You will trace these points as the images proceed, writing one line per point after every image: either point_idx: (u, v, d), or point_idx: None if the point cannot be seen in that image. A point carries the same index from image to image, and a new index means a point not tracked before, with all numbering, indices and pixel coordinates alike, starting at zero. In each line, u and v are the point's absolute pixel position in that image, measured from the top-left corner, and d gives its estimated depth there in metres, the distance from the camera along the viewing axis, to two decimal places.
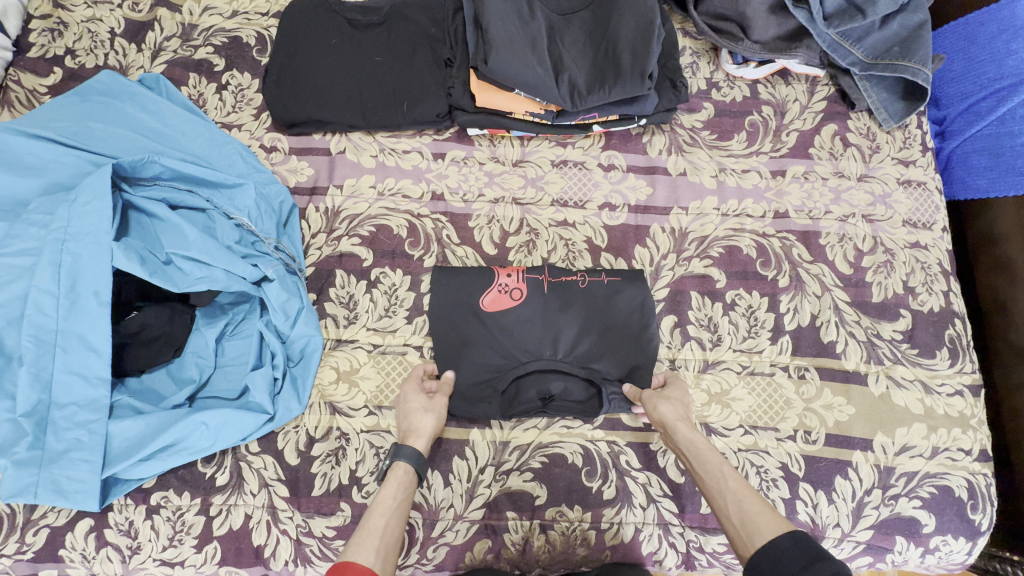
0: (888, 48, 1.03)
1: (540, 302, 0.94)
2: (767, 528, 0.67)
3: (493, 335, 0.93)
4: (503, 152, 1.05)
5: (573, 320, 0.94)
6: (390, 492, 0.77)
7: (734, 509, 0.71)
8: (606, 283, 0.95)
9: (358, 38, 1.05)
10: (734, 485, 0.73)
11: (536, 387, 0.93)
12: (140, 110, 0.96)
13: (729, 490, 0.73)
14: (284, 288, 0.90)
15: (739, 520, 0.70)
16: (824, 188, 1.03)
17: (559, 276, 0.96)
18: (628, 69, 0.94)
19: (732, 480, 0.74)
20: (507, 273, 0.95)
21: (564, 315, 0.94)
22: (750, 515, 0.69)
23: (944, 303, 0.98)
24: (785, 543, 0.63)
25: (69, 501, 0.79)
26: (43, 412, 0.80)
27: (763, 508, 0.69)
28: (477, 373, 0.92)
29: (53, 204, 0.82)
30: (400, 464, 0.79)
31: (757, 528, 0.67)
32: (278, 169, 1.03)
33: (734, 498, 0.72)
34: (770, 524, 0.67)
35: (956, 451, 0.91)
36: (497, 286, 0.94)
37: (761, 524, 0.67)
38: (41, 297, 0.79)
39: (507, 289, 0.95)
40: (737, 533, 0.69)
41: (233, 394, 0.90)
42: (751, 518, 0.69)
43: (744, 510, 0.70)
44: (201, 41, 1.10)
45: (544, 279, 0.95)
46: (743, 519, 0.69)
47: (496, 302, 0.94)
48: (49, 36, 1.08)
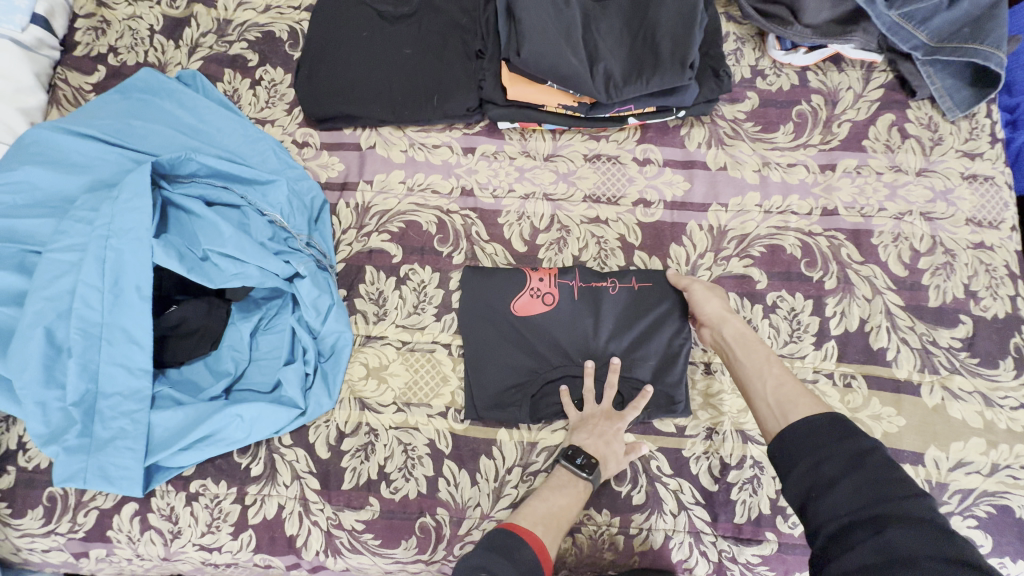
0: (957, 30, 0.94)
1: (572, 307, 0.92)
2: (803, 407, 0.70)
3: (523, 339, 0.92)
4: (534, 146, 1.03)
5: (604, 327, 0.92)
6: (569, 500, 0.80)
7: (772, 392, 0.74)
8: (638, 290, 0.93)
9: (389, 30, 1.03)
10: (775, 373, 0.76)
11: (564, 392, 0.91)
12: (178, 107, 0.98)
13: (770, 378, 0.76)
14: (315, 284, 0.91)
15: (776, 401, 0.73)
16: (878, 183, 0.96)
17: (591, 282, 0.93)
18: (668, 58, 0.89)
19: (774, 369, 0.77)
20: (539, 277, 0.94)
21: (595, 321, 0.92)
22: (787, 396, 0.72)
23: (1010, 309, 0.90)
24: (818, 420, 0.65)
25: (115, 486, 0.83)
26: (90, 401, 0.84)
27: (800, 392, 0.72)
28: (506, 378, 0.91)
29: (98, 201, 0.84)
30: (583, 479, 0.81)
31: (793, 407, 0.70)
32: (310, 164, 1.03)
33: (772, 383, 0.75)
34: (806, 405, 0.70)
35: (1018, 469, 0.84)
36: (529, 289, 0.93)
37: (797, 404, 0.70)
38: (88, 291, 0.82)
39: (540, 293, 0.93)
40: (772, 413, 0.72)
41: (268, 387, 0.91)
42: (788, 401, 0.71)
43: (780, 394, 0.73)
44: (236, 37, 1.11)
45: (577, 284, 0.93)
46: (779, 400, 0.72)
47: (528, 305, 0.92)
48: (93, 35, 1.11)
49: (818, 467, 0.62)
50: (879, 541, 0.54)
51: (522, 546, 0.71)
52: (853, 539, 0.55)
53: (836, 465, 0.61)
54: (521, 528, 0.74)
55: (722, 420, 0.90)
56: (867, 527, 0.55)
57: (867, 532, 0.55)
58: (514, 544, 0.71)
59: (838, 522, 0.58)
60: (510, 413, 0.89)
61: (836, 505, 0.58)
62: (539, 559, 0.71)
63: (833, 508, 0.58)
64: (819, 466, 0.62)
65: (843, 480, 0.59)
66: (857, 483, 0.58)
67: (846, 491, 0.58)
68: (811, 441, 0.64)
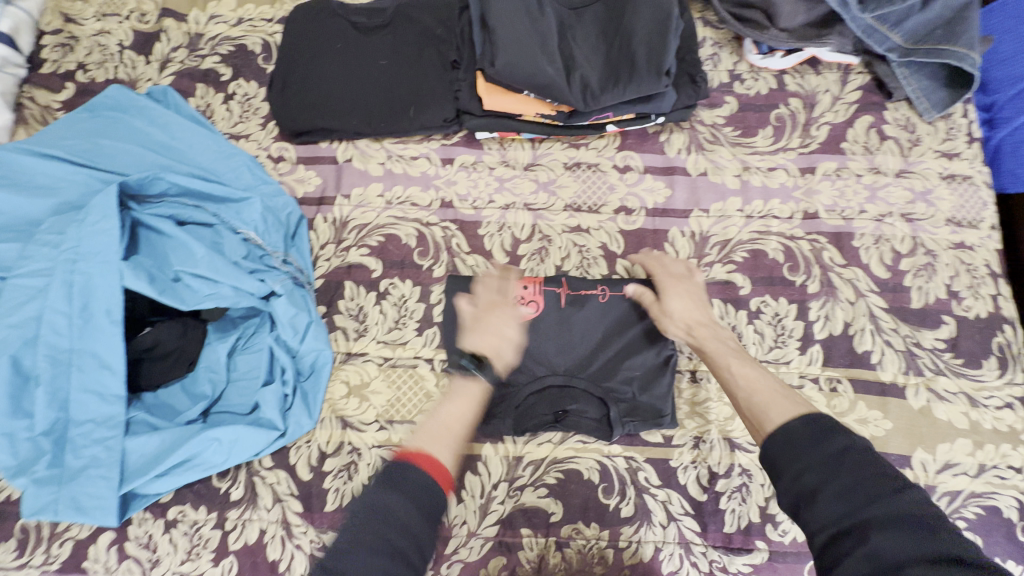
0: (930, 31, 0.94)
1: (556, 315, 0.91)
2: (776, 411, 0.64)
3: None
4: (513, 155, 1.02)
5: (589, 335, 0.91)
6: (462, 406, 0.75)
7: (746, 401, 0.69)
8: (628, 299, 0.91)
9: (363, 42, 1.02)
10: (748, 380, 0.72)
11: (548, 402, 0.88)
12: (148, 123, 0.96)
13: (742, 386, 0.71)
14: (292, 303, 0.89)
15: (750, 410, 0.68)
16: (858, 185, 0.96)
17: (578, 289, 0.92)
18: (644, 65, 0.89)
19: (744, 375, 0.73)
20: (522, 285, 0.92)
21: (579, 329, 0.91)
22: (760, 403, 0.67)
23: (992, 308, 0.91)
24: (795, 424, 0.60)
25: (88, 517, 0.80)
26: (61, 430, 0.81)
27: (774, 396, 0.67)
28: (491, 389, 0.89)
29: (64, 224, 0.82)
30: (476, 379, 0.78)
31: (767, 413, 0.65)
32: (286, 179, 1.02)
33: (745, 392, 0.70)
34: (780, 409, 0.64)
35: (1005, 469, 0.84)
36: None
37: (771, 411, 0.65)
38: (55, 317, 0.80)
39: (523, 301, 0.91)
40: (750, 423, 0.67)
41: (246, 408, 0.89)
42: (761, 406, 0.66)
43: (753, 402, 0.68)
44: (208, 51, 1.09)
45: (562, 291, 0.92)
46: (753, 411, 0.67)
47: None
48: (61, 51, 1.09)
49: (798, 478, 0.56)
50: (865, 551, 0.50)
51: (414, 470, 0.62)
52: (843, 551, 0.51)
53: (816, 474, 0.55)
54: (412, 453, 0.65)
55: (709, 429, 0.89)
56: (852, 537, 0.51)
57: (852, 542, 0.51)
58: (408, 470, 0.62)
59: (828, 531, 0.53)
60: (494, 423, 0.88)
61: (823, 514, 0.53)
62: (436, 477, 0.62)
63: (821, 517, 0.53)
64: (800, 478, 0.56)
65: (826, 487, 0.54)
66: (838, 489, 0.53)
67: (829, 499, 0.53)
68: (789, 449, 0.58)
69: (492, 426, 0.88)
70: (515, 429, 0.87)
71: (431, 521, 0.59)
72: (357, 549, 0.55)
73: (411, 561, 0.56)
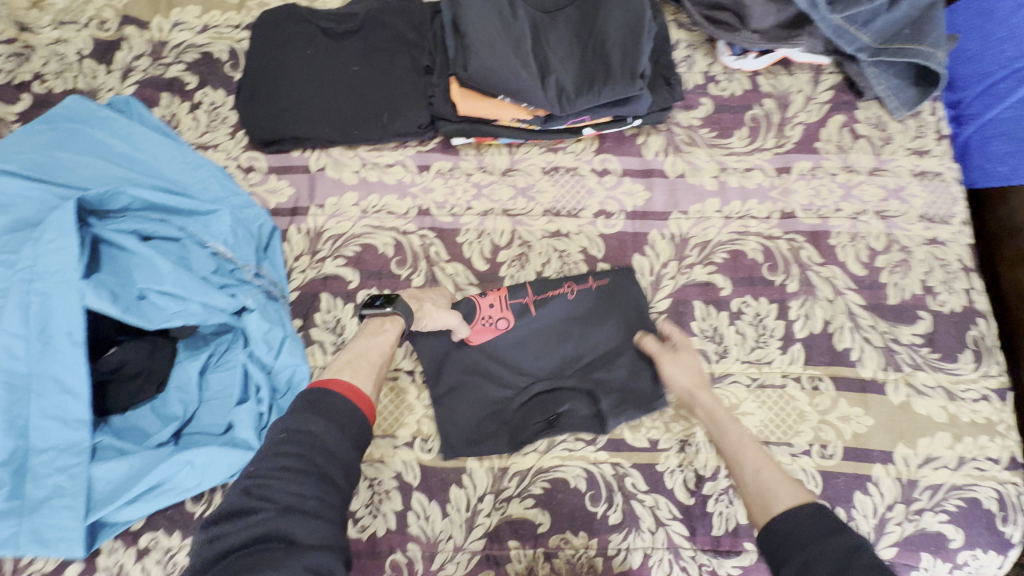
0: (897, 32, 0.96)
1: (525, 325, 0.92)
2: (785, 496, 0.67)
3: (484, 369, 0.90)
4: (490, 161, 1.00)
5: (566, 335, 0.92)
6: (381, 338, 0.80)
7: (752, 479, 0.72)
8: (595, 289, 0.92)
9: (333, 48, 1.00)
10: (753, 455, 0.75)
11: (539, 409, 0.89)
12: (110, 135, 0.92)
13: (748, 460, 0.75)
14: (265, 317, 0.86)
15: (757, 487, 0.71)
16: (833, 184, 0.97)
17: (543, 292, 0.92)
18: (618, 68, 0.88)
19: (750, 450, 0.76)
20: (488, 303, 0.90)
21: (554, 330, 0.92)
22: (768, 483, 0.70)
23: (966, 302, 0.92)
24: (802, 513, 0.64)
25: (52, 550, 0.76)
26: (21, 459, 0.77)
27: (781, 478, 0.70)
28: (478, 411, 0.89)
29: (19, 243, 0.78)
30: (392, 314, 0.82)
31: (775, 496, 0.68)
32: (257, 190, 0.99)
33: (751, 467, 0.74)
34: (788, 493, 0.68)
35: (983, 461, 0.85)
36: (481, 321, 0.90)
37: (779, 493, 0.68)
38: (11, 341, 0.76)
39: (493, 322, 0.90)
40: (756, 500, 0.70)
41: (220, 429, 0.86)
42: (768, 488, 0.70)
43: (760, 480, 0.71)
44: (172, 59, 1.05)
45: (528, 300, 0.92)
46: (761, 489, 0.70)
47: (484, 336, 0.90)
48: (16, 61, 1.04)
49: (807, 564, 0.59)
50: None
51: (328, 394, 0.67)
52: None
53: (825, 565, 0.58)
54: (325, 379, 0.70)
55: (695, 431, 0.88)
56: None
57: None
58: (325, 396, 0.67)
59: None
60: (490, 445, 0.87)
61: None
62: (351, 399, 0.68)
63: None
64: (809, 566, 0.59)
65: None
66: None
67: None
68: (798, 538, 0.62)
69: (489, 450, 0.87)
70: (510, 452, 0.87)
71: (358, 446, 0.65)
72: (292, 477, 0.58)
73: (341, 486, 0.61)
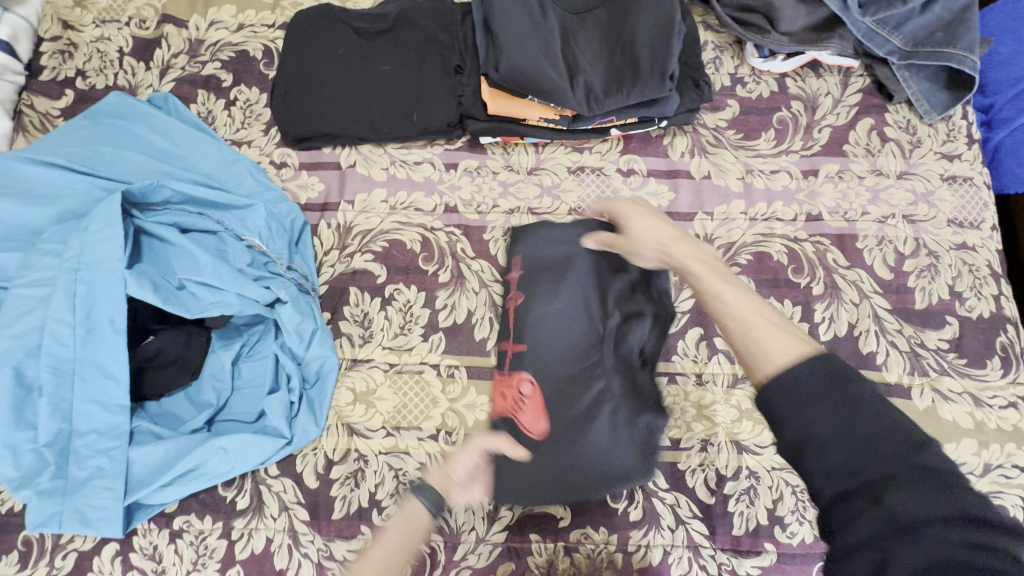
0: (930, 34, 0.95)
1: (526, 339, 0.91)
2: (780, 352, 0.57)
3: (563, 420, 0.86)
4: (517, 160, 1.02)
5: (557, 305, 0.92)
6: (400, 526, 0.74)
7: (740, 337, 0.60)
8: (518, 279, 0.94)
9: (365, 47, 1.02)
10: (746, 311, 0.63)
11: (625, 362, 0.90)
12: (150, 131, 0.95)
13: (742, 320, 0.62)
14: (297, 309, 0.89)
15: (746, 344, 0.59)
16: (860, 187, 0.97)
17: (507, 328, 0.92)
18: (647, 70, 0.89)
19: (750, 307, 0.63)
20: (501, 395, 0.88)
21: (541, 314, 0.92)
22: (758, 340, 0.59)
23: (995, 308, 0.91)
24: (803, 370, 0.54)
25: (93, 529, 0.79)
26: (64, 441, 0.80)
27: (774, 332, 0.59)
28: (607, 436, 0.84)
29: (66, 233, 0.82)
30: (414, 499, 0.76)
31: (766, 353, 0.57)
32: (289, 185, 1.01)
33: (738, 325, 0.61)
34: (784, 346, 0.57)
35: (1010, 468, 0.85)
36: (518, 406, 0.87)
37: (773, 346, 0.57)
38: (58, 327, 0.79)
39: (523, 403, 0.87)
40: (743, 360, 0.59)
41: (251, 417, 0.89)
42: (758, 345, 0.58)
43: (749, 338, 0.60)
44: (208, 57, 1.08)
45: (510, 348, 0.91)
46: (748, 341, 0.60)
47: (538, 417, 0.86)
48: (59, 58, 1.08)
49: (807, 426, 0.51)
50: (880, 510, 0.47)
51: None
52: (853, 510, 0.48)
53: (831, 425, 0.51)
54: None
55: (716, 431, 0.89)
56: (863, 495, 0.48)
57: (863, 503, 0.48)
58: None
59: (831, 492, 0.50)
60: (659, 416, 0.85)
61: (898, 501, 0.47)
62: None
63: (824, 470, 0.50)
64: (821, 448, 0.50)
65: (833, 445, 0.50)
66: (850, 440, 0.50)
67: (836, 457, 0.50)
68: (795, 403, 0.53)
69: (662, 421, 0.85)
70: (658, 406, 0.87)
71: None
72: None
73: None
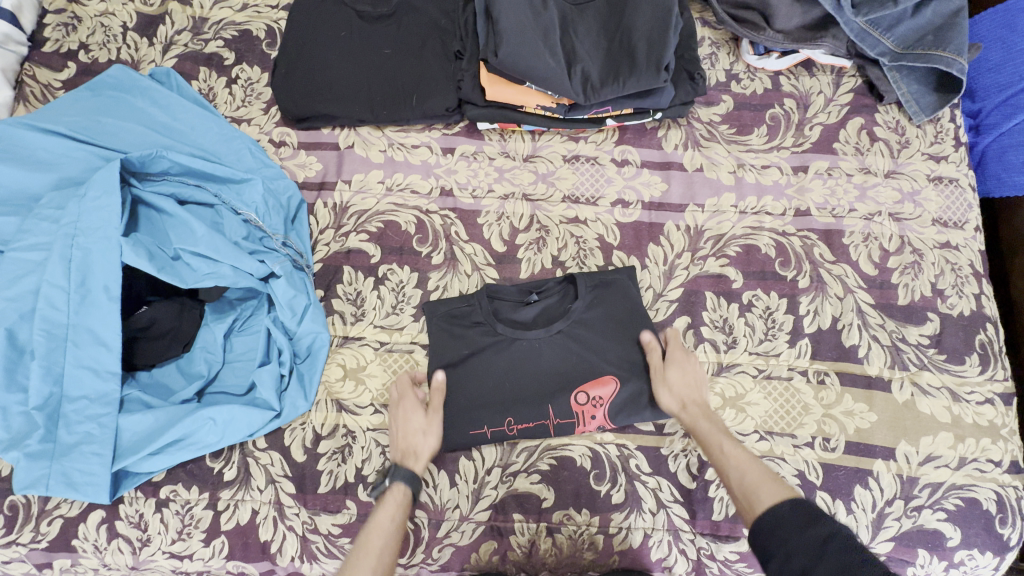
0: (921, 37, 0.98)
1: (520, 400, 0.87)
2: (769, 494, 0.70)
3: (593, 367, 0.88)
4: (513, 147, 1.03)
5: (491, 378, 0.88)
6: (388, 514, 0.77)
7: (737, 481, 0.74)
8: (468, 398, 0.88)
9: (367, 30, 1.03)
10: (738, 456, 0.76)
11: (562, 313, 0.91)
12: (150, 104, 0.96)
13: (732, 463, 0.76)
14: (291, 284, 0.90)
15: (742, 489, 0.73)
16: (849, 184, 0.99)
17: (525, 422, 0.87)
18: (644, 61, 0.91)
19: (732, 449, 0.77)
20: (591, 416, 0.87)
21: (497, 387, 0.88)
22: (750, 482, 0.73)
23: (975, 306, 0.93)
24: (787, 509, 0.66)
25: (80, 493, 0.80)
26: (55, 405, 0.81)
27: (764, 476, 0.73)
28: (609, 329, 0.90)
29: (64, 199, 0.83)
30: (398, 486, 0.79)
31: (759, 495, 0.71)
32: (287, 164, 1.02)
33: (736, 469, 0.75)
34: (771, 491, 0.70)
35: (984, 462, 0.86)
36: (593, 399, 0.87)
37: (762, 492, 0.71)
38: (53, 291, 0.80)
39: (597, 398, 0.87)
40: (742, 501, 0.72)
41: (241, 389, 0.89)
42: (752, 488, 0.72)
43: (745, 483, 0.73)
44: (212, 35, 1.09)
45: (551, 423, 0.87)
46: (746, 488, 0.73)
47: (602, 383, 0.87)
48: (63, 31, 1.09)
49: (788, 559, 0.62)
50: None
51: None
52: None
53: (803, 557, 0.61)
54: None
55: None
56: None
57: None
58: None
59: None
60: (613, 279, 0.93)
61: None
62: None
63: None
64: (789, 560, 0.62)
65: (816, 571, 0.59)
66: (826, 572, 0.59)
67: None
68: (780, 535, 0.65)
69: (618, 278, 0.93)
70: (595, 273, 0.93)
71: None
72: None
73: None
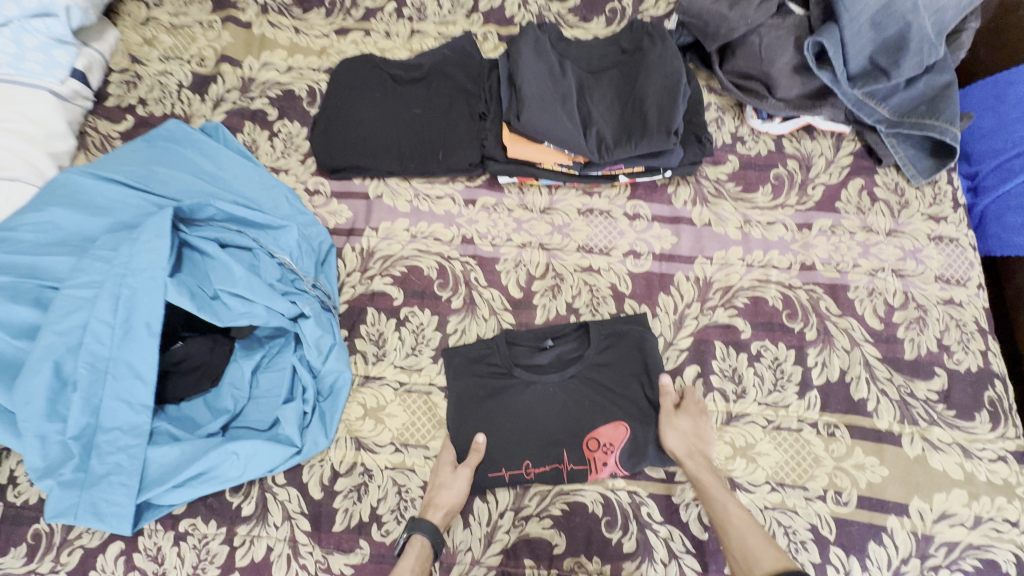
0: (914, 107, 1.05)
1: (534, 443, 0.90)
2: (766, 560, 0.74)
3: (607, 413, 0.91)
4: (531, 199, 1.10)
5: (507, 420, 0.91)
6: (408, 566, 0.80)
7: (735, 542, 0.78)
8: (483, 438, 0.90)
9: (399, 92, 1.13)
10: (736, 514, 0.80)
11: (576, 358, 0.95)
12: (199, 155, 1.05)
13: (732, 524, 0.79)
14: (319, 325, 0.95)
15: (740, 551, 0.77)
16: (851, 242, 1.03)
17: (541, 466, 0.89)
18: (654, 124, 0.98)
19: (733, 511, 0.80)
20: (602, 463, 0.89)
21: (512, 429, 0.91)
22: (750, 546, 0.77)
23: (982, 362, 0.95)
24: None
25: (105, 523, 0.83)
26: (89, 435, 0.85)
27: (762, 540, 0.77)
28: (622, 377, 0.93)
29: (117, 241, 0.90)
30: (418, 538, 0.82)
31: (756, 560, 0.75)
32: (320, 211, 1.10)
33: (737, 532, 0.78)
34: (770, 557, 0.75)
35: (1001, 522, 0.86)
36: (603, 447, 0.89)
37: (763, 559, 0.75)
38: (99, 326, 0.86)
39: (608, 446, 0.89)
40: (740, 563, 0.76)
41: (265, 425, 0.93)
42: (752, 552, 0.76)
43: (745, 544, 0.77)
44: (258, 94, 1.20)
45: (564, 468, 0.89)
46: (746, 550, 0.76)
47: (613, 428, 0.90)
48: (124, 88, 1.20)
49: None
50: None
51: None
52: None
53: None
54: None
55: None
56: None
57: None
58: None
59: None
60: (627, 328, 0.96)
61: None
62: None
63: None
64: None
65: None
66: None
67: None
68: None
69: (635, 330, 0.96)
70: (612, 323, 0.97)
71: None
72: None
73: None
